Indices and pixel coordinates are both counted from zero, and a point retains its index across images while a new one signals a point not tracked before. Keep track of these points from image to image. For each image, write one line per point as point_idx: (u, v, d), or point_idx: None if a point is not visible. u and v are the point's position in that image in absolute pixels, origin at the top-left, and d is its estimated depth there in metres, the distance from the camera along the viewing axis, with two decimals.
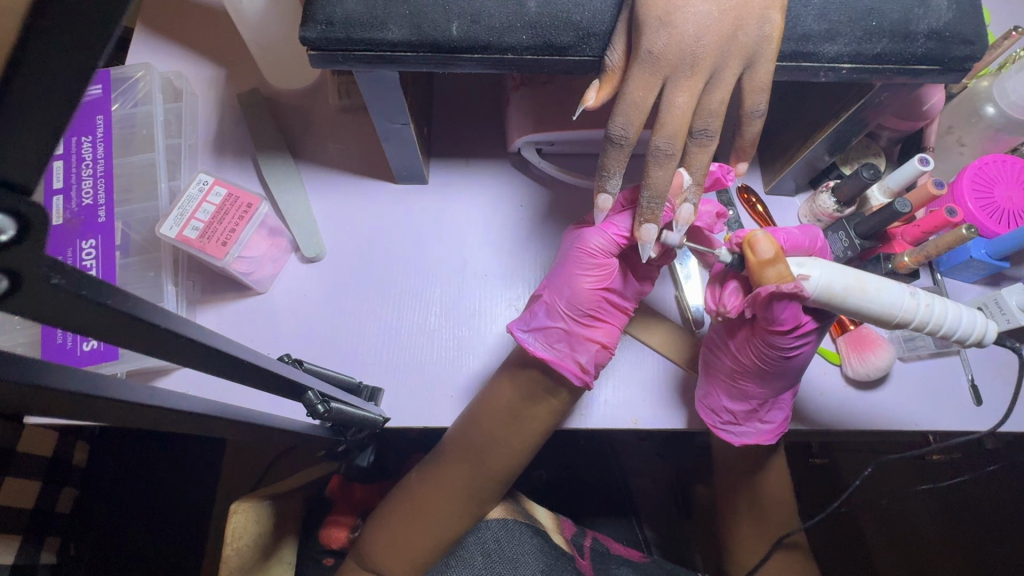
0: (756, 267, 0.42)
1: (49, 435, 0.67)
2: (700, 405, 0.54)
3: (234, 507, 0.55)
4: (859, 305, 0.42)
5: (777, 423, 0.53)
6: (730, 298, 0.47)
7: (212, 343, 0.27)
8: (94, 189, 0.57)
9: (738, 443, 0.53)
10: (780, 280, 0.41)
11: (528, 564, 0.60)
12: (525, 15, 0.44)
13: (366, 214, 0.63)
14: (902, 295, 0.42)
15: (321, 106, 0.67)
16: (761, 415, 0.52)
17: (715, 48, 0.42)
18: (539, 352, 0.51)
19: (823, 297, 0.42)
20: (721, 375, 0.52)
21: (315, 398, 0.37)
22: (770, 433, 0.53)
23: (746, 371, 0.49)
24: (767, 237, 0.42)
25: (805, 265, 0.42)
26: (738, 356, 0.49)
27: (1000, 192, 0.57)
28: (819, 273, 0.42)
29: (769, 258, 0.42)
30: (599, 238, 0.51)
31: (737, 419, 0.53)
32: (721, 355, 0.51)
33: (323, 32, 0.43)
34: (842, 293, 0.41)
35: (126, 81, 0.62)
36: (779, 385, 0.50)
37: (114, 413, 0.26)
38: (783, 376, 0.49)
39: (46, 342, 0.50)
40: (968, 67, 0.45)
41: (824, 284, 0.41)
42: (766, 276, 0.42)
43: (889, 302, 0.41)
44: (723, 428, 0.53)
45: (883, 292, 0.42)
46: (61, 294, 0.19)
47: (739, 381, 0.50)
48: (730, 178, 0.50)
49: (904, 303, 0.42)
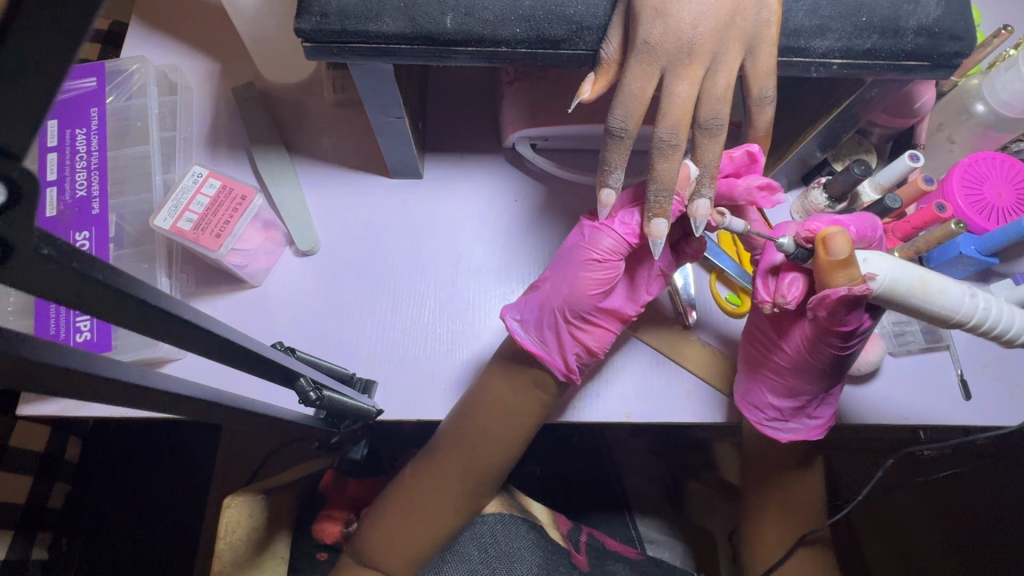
0: (827, 267, 0.42)
1: (40, 430, 0.67)
2: (744, 402, 0.53)
3: (228, 502, 0.55)
4: (918, 304, 0.42)
5: (824, 418, 0.53)
6: (789, 289, 0.46)
7: (206, 325, 0.28)
8: (88, 181, 0.57)
9: (784, 439, 0.53)
10: (850, 281, 0.41)
11: (527, 559, 0.60)
12: (520, 7, 0.44)
13: (361, 208, 0.63)
14: (960, 294, 0.42)
15: (316, 100, 0.67)
16: (809, 411, 0.52)
17: (710, 39, 0.42)
18: (527, 345, 0.52)
19: (884, 294, 0.41)
20: (770, 372, 0.51)
21: (307, 386, 0.37)
22: (817, 429, 0.53)
23: (801, 367, 0.49)
24: (843, 236, 0.41)
25: (871, 262, 0.41)
26: (794, 352, 0.49)
27: (990, 189, 0.57)
28: (885, 270, 0.41)
29: (842, 259, 0.41)
30: (608, 238, 0.49)
31: (783, 415, 0.53)
32: (772, 352, 0.51)
33: (318, 24, 0.44)
34: (904, 291, 0.41)
35: (121, 73, 0.62)
36: (829, 380, 0.50)
37: (108, 395, 0.26)
38: (836, 370, 0.49)
39: (38, 332, 0.50)
40: (957, 63, 0.45)
41: (889, 283, 0.41)
42: (835, 277, 0.41)
43: (948, 301, 0.42)
44: (769, 425, 0.53)
45: (942, 292, 0.42)
46: (55, 267, 0.20)
47: (791, 378, 0.50)
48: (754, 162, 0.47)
49: (962, 303, 0.42)
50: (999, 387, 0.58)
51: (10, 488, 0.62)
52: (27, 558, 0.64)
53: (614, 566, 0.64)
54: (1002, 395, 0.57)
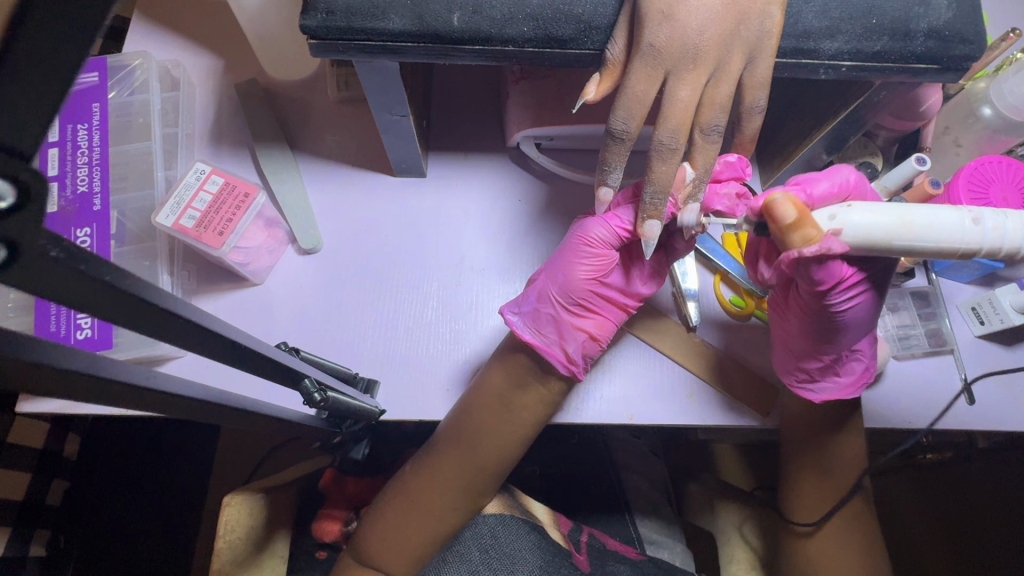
0: (781, 232, 0.40)
1: (39, 426, 0.66)
2: (775, 362, 0.55)
3: (228, 499, 0.56)
4: (906, 245, 0.39)
5: (858, 374, 0.51)
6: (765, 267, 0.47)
7: (211, 327, 0.27)
8: (89, 177, 0.57)
9: (818, 399, 0.52)
10: (808, 241, 0.40)
11: (527, 561, 0.59)
12: (527, 6, 0.44)
13: (364, 206, 0.63)
14: (960, 223, 0.38)
15: (319, 97, 0.67)
16: (839, 368, 0.51)
17: (717, 44, 0.42)
18: (526, 336, 0.52)
19: (863, 244, 0.39)
20: (786, 332, 0.52)
21: (312, 387, 0.37)
22: (852, 386, 0.52)
23: (805, 327, 0.49)
24: (787, 199, 0.39)
25: (836, 216, 0.40)
26: (797, 314, 0.50)
27: (996, 193, 0.56)
28: (853, 221, 0.39)
29: (792, 222, 0.40)
30: (601, 229, 0.51)
31: (813, 375, 0.52)
32: (786, 314, 0.52)
33: (324, 20, 0.43)
34: (884, 237, 0.39)
35: (123, 69, 0.62)
36: (848, 338, 0.49)
37: (110, 396, 0.26)
38: (847, 328, 0.48)
39: (38, 328, 0.50)
40: (967, 65, 0.45)
41: (863, 230, 0.39)
42: (794, 239, 0.40)
43: (944, 234, 0.38)
44: (801, 386, 0.53)
45: (933, 225, 0.38)
46: (61, 269, 0.20)
47: (801, 338, 0.50)
48: (746, 170, 0.48)
49: (964, 232, 0.38)
50: (1003, 392, 0.57)
51: (10, 485, 0.62)
52: (25, 555, 0.63)
53: (614, 566, 0.64)
54: (1005, 400, 0.57)
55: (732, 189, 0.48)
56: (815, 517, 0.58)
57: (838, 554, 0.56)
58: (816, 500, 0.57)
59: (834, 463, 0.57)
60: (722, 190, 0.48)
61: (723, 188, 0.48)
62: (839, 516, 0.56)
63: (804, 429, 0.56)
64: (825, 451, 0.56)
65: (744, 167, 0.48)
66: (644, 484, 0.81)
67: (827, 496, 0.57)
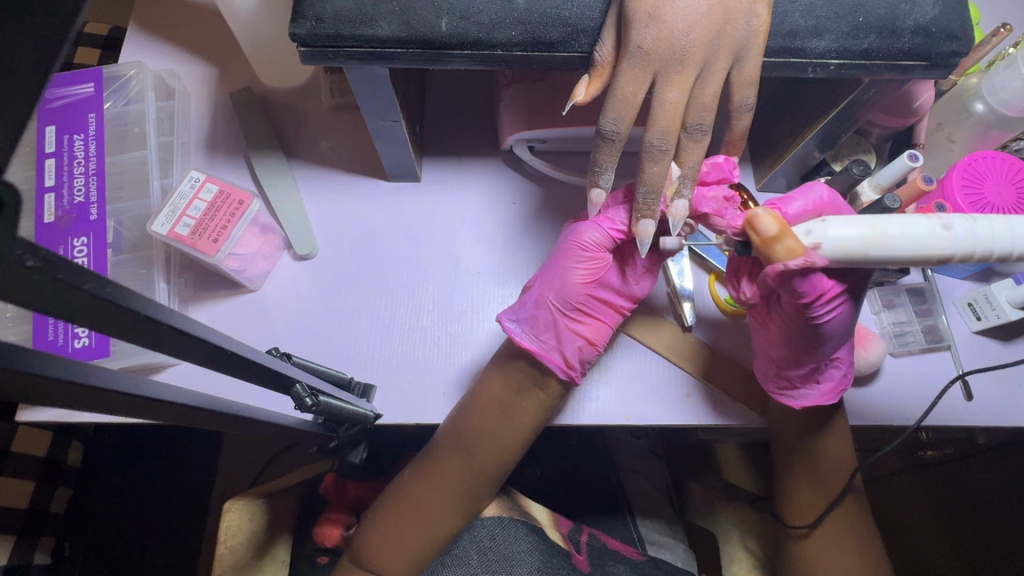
0: (763, 246, 0.41)
1: (41, 434, 0.66)
2: (757, 370, 0.54)
3: (228, 505, 0.56)
4: (882, 256, 0.39)
5: (837, 381, 0.51)
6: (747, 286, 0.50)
7: (195, 331, 0.27)
8: (86, 187, 0.57)
9: (799, 406, 0.52)
10: (792, 254, 0.40)
11: (525, 563, 0.59)
12: (514, 11, 0.44)
13: (360, 211, 0.63)
14: (932, 230, 0.39)
15: (313, 104, 0.68)
16: (821, 374, 0.51)
17: (704, 45, 0.42)
18: (524, 343, 0.52)
19: (842, 258, 0.40)
20: (770, 342, 0.52)
21: (303, 391, 0.37)
22: (832, 392, 0.52)
23: (787, 336, 0.49)
24: (768, 214, 0.40)
25: (815, 232, 0.40)
26: (778, 324, 0.49)
27: (989, 188, 0.56)
28: (831, 235, 0.39)
29: (773, 237, 0.40)
30: (595, 232, 0.51)
31: (794, 382, 0.52)
32: (769, 324, 0.51)
33: (313, 28, 0.44)
34: (862, 249, 0.39)
35: (119, 79, 0.62)
36: (829, 347, 0.48)
37: (100, 404, 0.26)
38: (827, 340, 0.48)
39: (37, 338, 0.50)
40: (955, 62, 0.45)
41: (840, 244, 0.39)
42: (777, 253, 0.40)
43: (920, 242, 0.38)
44: (781, 393, 0.53)
45: (905, 235, 0.38)
46: (38, 277, 0.20)
47: (783, 348, 0.50)
48: (735, 173, 0.49)
49: (937, 240, 0.38)
50: (1000, 389, 0.57)
51: (10, 493, 0.61)
52: (30, 565, 0.63)
53: (614, 568, 0.63)
54: (1003, 397, 0.57)
55: (721, 192, 0.48)
56: (808, 515, 0.57)
57: (839, 554, 0.55)
58: (815, 499, 0.57)
59: (833, 463, 0.56)
60: (710, 193, 0.48)
61: (711, 192, 0.48)
62: (840, 517, 0.56)
63: (804, 429, 0.56)
64: (823, 451, 0.56)
65: (733, 170, 0.49)
66: (646, 485, 0.81)
67: (828, 497, 0.56)
